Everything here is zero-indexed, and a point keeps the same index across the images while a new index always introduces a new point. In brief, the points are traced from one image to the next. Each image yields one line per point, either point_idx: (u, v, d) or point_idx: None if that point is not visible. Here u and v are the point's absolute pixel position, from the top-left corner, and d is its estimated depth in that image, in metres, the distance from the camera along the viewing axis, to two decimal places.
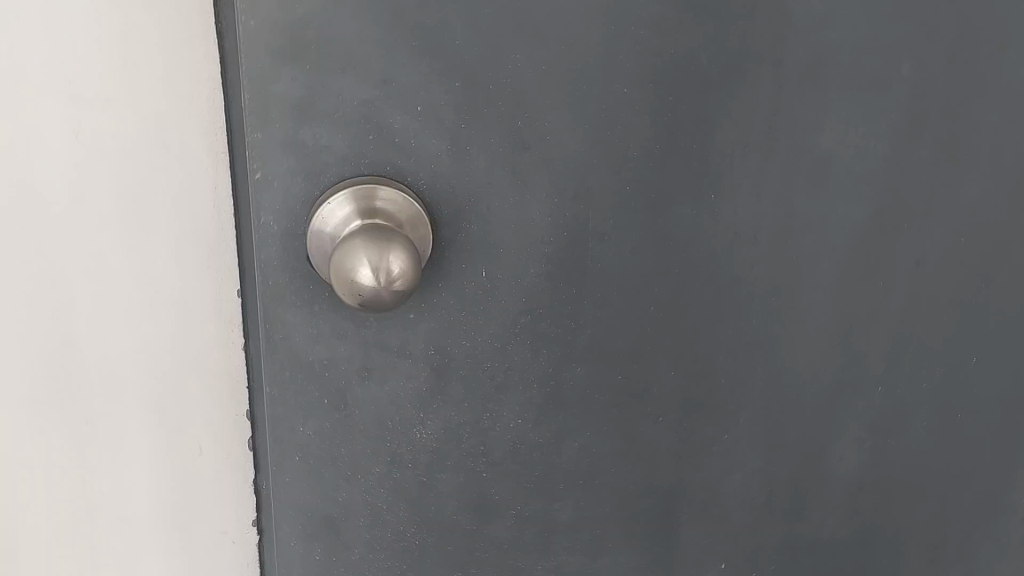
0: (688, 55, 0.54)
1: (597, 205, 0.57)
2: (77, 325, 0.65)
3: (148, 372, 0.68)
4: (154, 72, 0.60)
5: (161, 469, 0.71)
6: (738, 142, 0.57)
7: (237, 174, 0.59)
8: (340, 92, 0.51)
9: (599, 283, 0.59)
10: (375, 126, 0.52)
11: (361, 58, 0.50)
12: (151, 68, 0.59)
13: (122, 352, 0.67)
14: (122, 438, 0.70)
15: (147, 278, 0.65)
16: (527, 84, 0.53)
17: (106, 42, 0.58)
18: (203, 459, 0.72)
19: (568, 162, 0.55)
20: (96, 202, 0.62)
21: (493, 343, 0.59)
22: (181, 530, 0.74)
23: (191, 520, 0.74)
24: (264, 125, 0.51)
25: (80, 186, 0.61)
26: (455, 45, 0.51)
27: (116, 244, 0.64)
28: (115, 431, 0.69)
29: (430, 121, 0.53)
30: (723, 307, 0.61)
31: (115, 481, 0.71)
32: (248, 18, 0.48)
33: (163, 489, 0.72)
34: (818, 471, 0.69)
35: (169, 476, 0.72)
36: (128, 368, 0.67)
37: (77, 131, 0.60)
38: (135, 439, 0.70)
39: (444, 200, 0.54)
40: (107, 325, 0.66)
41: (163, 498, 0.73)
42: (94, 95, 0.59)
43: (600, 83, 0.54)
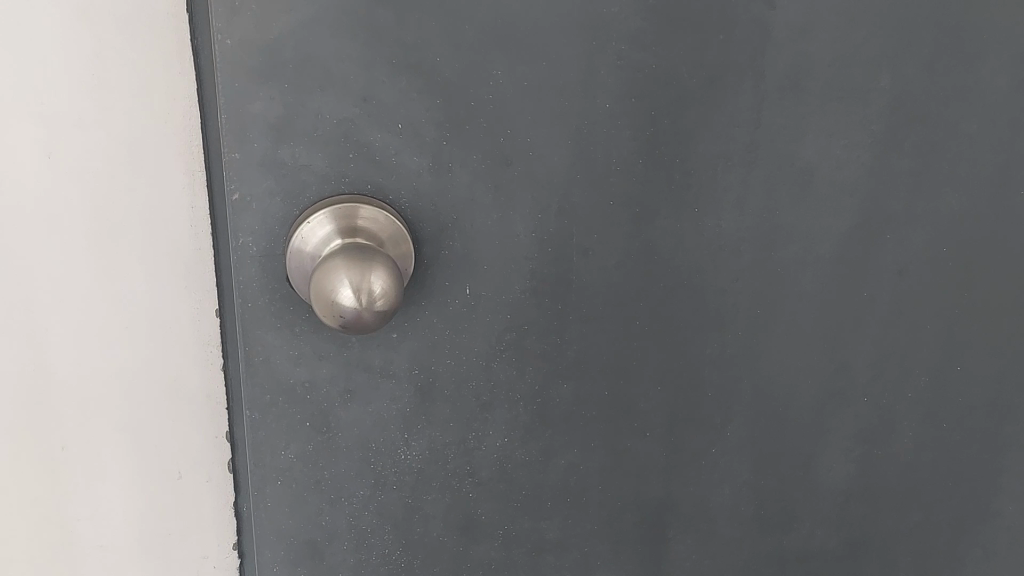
0: (669, 68, 0.54)
1: (581, 220, 0.56)
2: (48, 351, 0.64)
3: (124, 394, 0.66)
4: (125, 91, 0.59)
5: (139, 494, 0.70)
6: (721, 154, 0.57)
7: (214, 194, 0.58)
8: (319, 111, 0.50)
9: (584, 299, 0.58)
10: (354, 145, 0.51)
11: (341, 76, 0.50)
12: (121, 88, 0.59)
13: (97, 373, 0.65)
14: (98, 463, 0.68)
15: (122, 300, 0.64)
16: (508, 100, 0.52)
17: (74, 59, 0.57)
18: (181, 482, 0.70)
19: (551, 178, 0.55)
20: (70, 221, 0.61)
21: (478, 362, 0.58)
22: (157, 556, 0.72)
23: (168, 545, 0.72)
24: (242, 145, 0.50)
25: (53, 205, 0.60)
26: (434, 61, 0.51)
27: (89, 265, 0.62)
28: (90, 456, 0.68)
29: (410, 139, 0.52)
30: (708, 320, 0.61)
31: (91, 507, 0.69)
32: (223, 36, 0.47)
33: (140, 516, 0.71)
34: (805, 482, 0.68)
35: (146, 500, 0.70)
36: (104, 389, 0.66)
37: (47, 152, 0.59)
38: (112, 464, 0.68)
39: (425, 218, 0.54)
40: (81, 346, 0.64)
41: (139, 525, 0.71)
42: (67, 113, 0.58)
43: (581, 97, 0.53)
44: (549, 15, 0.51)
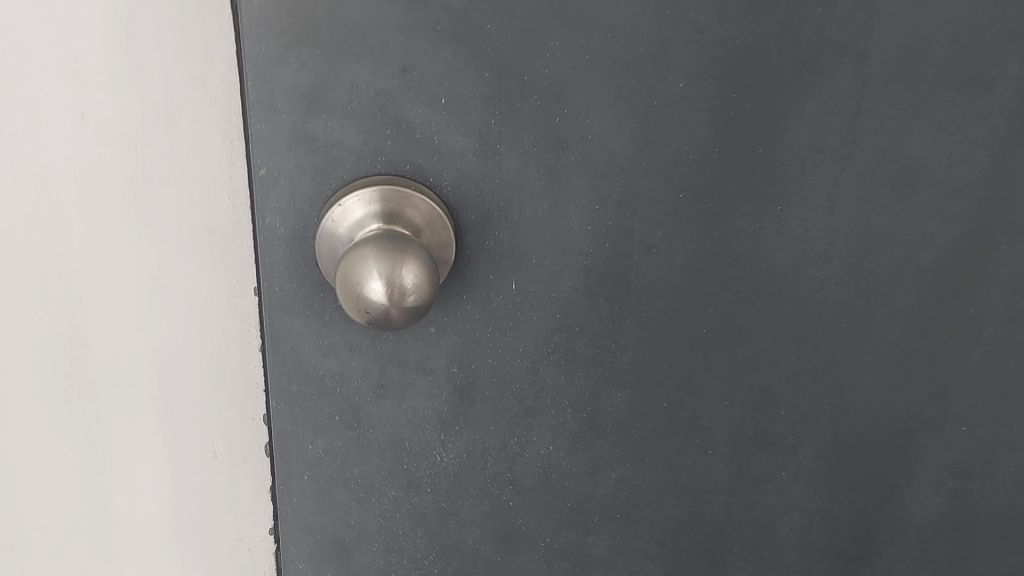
0: (757, 45, 0.47)
1: (645, 213, 0.50)
2: None
3: None
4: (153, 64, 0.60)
5: None
6: (811, 147, 0.50)
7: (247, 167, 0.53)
8: (354, 82, 0.45)
9: (643, 301, 0.52)
10: (393, 120, 0.46)
11: (379, 43, 0.44)
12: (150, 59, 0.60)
13: None
14: None
15: None
16: (566, 76, 0.46)
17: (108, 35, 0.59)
18: None
19: (612, 166, 0.49)
20: None
21: (523, 363, 0.53)
22: None
23: None
24: (269, 116, 0.45)
25: None
26: (485, 29, 0.45)
27: None
28: None
29: (456, 116, 0.46)
30: (785, 331, 0.54)
31: None
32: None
33: None
34: (887, 513, 0.62)
35: None
36: None
37: None
38: None
39: (469, 204, 0.49)
40: None
41: None
42: None
43: (651, 75, 0.47)
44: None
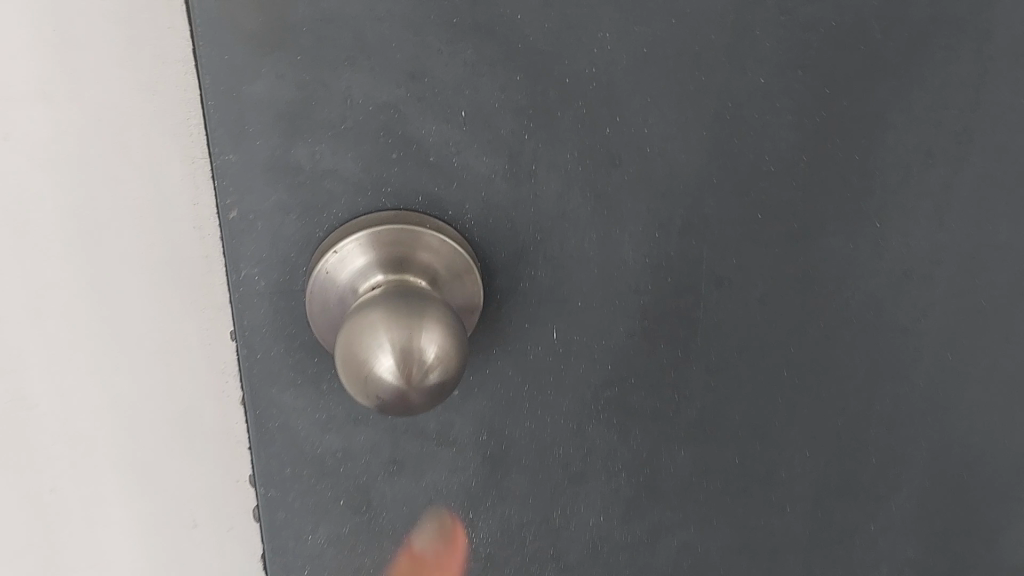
0: (857, 26, 0.37)
1: (715, 238, 0.40)
2: None
3: None
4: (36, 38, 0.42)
5: None
6: (918, 149, 0.40)
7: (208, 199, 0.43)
8: (348, 94, 0.34)
9: (712, 343, 0.43)
10: (399, 141, 0.36)
11: (380, 44, 0.34)
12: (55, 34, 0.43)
13: None
14: None
15: None
16: (619, 76, 0.36)
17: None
18: None
19: (675, 184, 0.39)
20: None
21: (567, 425, 0.43)
22: None
23: None
24: (239, 144, 0.34)
25: None
26: (514, 19, 0.34)
27: None
28: None
29: (480, 133, 0.36)
30: (879, 367, 0.45)
31: None
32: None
33: None
34: (985, 559, 0.53)
35: None
36: None
37: None
38: None
39: (497, 239, 0.39)
40: None
41: None
42: None
43: (726, 70, 0.37)
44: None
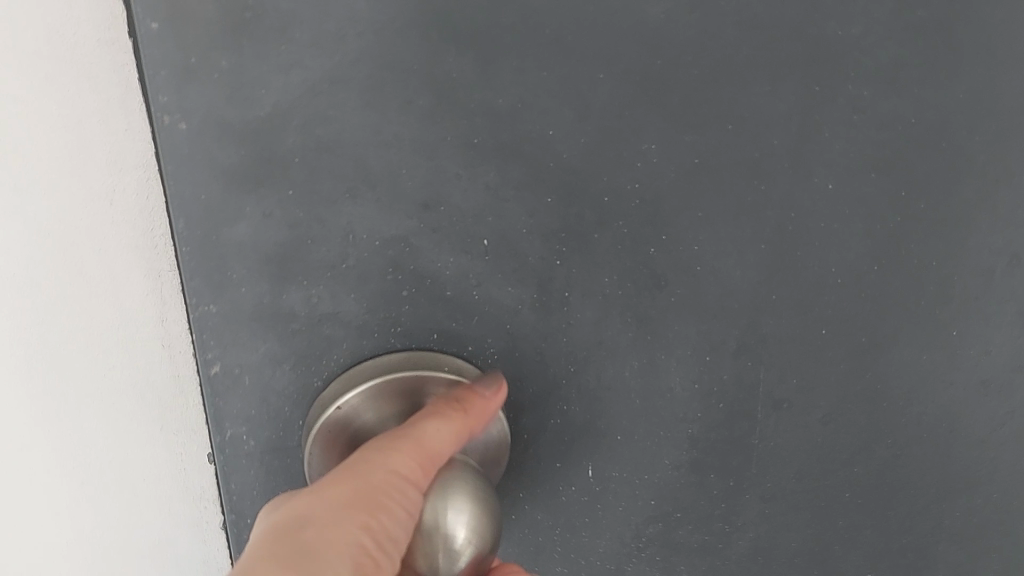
0: (937, 120, 0.32)
1: (774, 358, 0.35)
2: None
3: None
4: None
5: None
6: (1003, 250, 0.34)
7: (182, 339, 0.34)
8: (348, 229, 0.29)
9: (767, 469, 0.38)
10: (410, 276, 0.30)
11: (385, 171, 0.28)
12: None
13: None
14: None
15: None
16: (666, 189, 0.31)
17: None
18: None
19: (729, 303, 0.33)
20: None
21: (604, 566, 0.39)
22: None
23: None
24: (219, 292, 0.29)
25: None
26: (543, 134, 0.29)
27: None
28: None
29: (504, 262, 0.31)
30: (951, 482, 0.40)
31: None
32: (173, 116, 0.26)
33: None
34: None
35: None
36: None
37: None
38: None
39: (524, 375, 0.33)
40: None
41: None
42: None
43: (789, 177, 0.31)
44: (743, 44, 0.29)
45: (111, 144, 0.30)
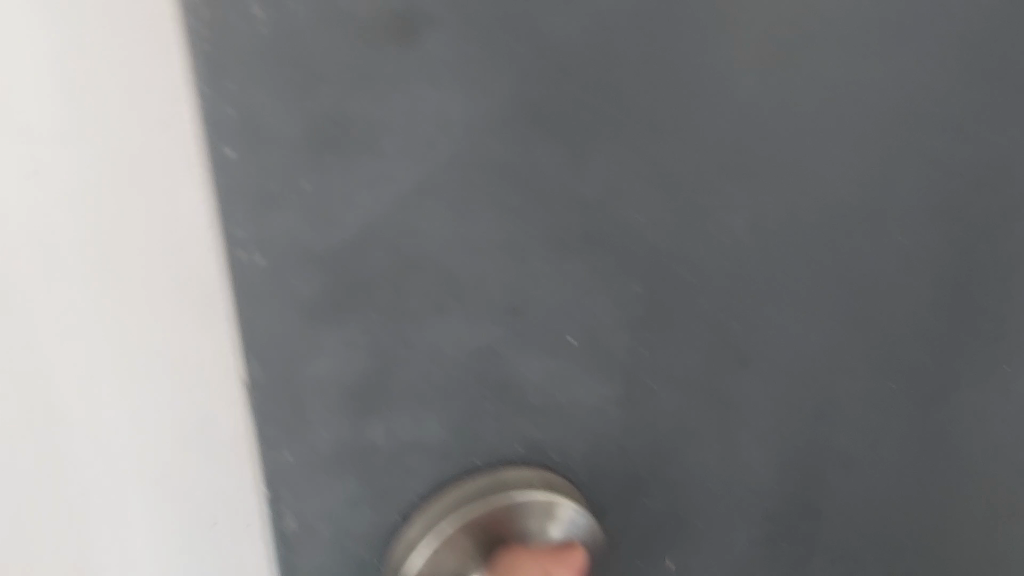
0: (1002, 166, 0.31)
1: (845, 419, 0.34)
2: None
3: None
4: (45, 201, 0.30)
5: None
6: None
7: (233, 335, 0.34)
8: (434, 345, 0.26)
9: (834, 529, 0.36)
10: (496, 389, 0.27)
11: (472, 280, 0.25)
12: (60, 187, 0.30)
13: None
14: None
15: None
16: (751, 262, 0.29)
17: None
18: None
19: (806, 368, 0.32)
20: None
21: None
22: None
23: None
24: (295, 437, 0.25)
25: None
26: (632, 221, 0.27)
27: None
28: None
29: (591, 359, 0.28)
30: (999, 513, 0.39)
31: None
32: (250, 250, 0.22)
33: None
34: None
35: None
36: None
37: None
38: None
39: (607, 475, 0.30)
40: None
41: None
42: None
43: (862, 235, 0.30)
44: (829, 109, 0.27)
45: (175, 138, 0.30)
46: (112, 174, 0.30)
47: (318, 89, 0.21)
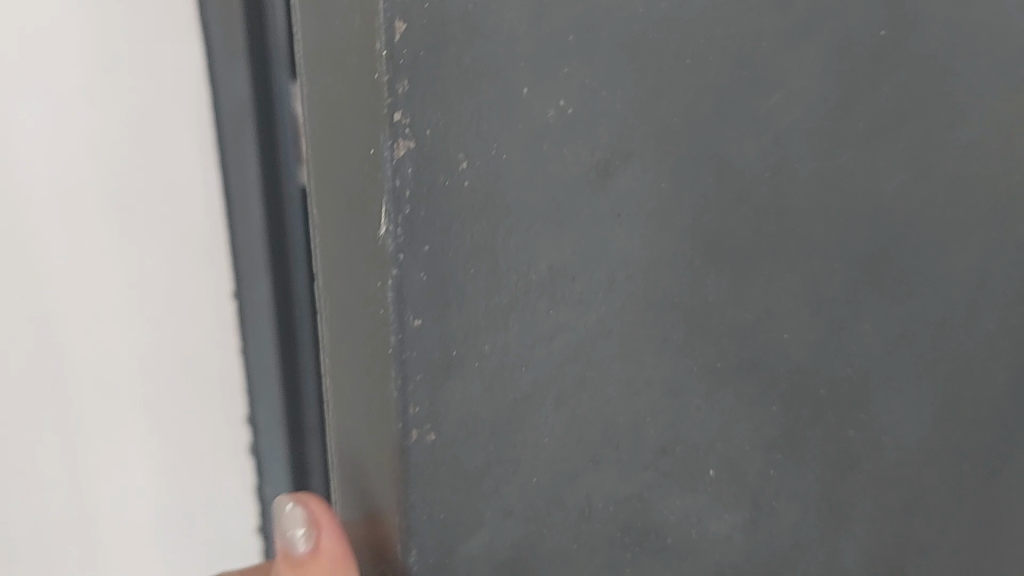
0: None
1: (947, 533, 0.31)
2: None
3: None
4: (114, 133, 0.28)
5: None
6: None
7: (246, 366, 0.34)
8: (587, 500, 0.22)
9: None
10: (639, 533, 0.24)
11: (627, 424, 0.22)
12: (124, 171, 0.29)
13: None
14: None
15: None
16: (872, 367, 0.27)
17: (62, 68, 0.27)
18: None
19: (914, 480, 0.29)
20: None
21: None
22: None
23: None
24: None
25: None
26: (763, 322, 0.24)
27: None
28: None
29: (726, 487, 0.25)
30: None
31: None
32: (424, 427, 0.19)
33: None
34: None
35: None
36: None
37: None
38: None
39: None
40: None
41: None
42: None
43: (965, 329, 0.29)
44: (946, 200, 0.26)
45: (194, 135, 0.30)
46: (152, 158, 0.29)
47: (505, 189, 0.18)
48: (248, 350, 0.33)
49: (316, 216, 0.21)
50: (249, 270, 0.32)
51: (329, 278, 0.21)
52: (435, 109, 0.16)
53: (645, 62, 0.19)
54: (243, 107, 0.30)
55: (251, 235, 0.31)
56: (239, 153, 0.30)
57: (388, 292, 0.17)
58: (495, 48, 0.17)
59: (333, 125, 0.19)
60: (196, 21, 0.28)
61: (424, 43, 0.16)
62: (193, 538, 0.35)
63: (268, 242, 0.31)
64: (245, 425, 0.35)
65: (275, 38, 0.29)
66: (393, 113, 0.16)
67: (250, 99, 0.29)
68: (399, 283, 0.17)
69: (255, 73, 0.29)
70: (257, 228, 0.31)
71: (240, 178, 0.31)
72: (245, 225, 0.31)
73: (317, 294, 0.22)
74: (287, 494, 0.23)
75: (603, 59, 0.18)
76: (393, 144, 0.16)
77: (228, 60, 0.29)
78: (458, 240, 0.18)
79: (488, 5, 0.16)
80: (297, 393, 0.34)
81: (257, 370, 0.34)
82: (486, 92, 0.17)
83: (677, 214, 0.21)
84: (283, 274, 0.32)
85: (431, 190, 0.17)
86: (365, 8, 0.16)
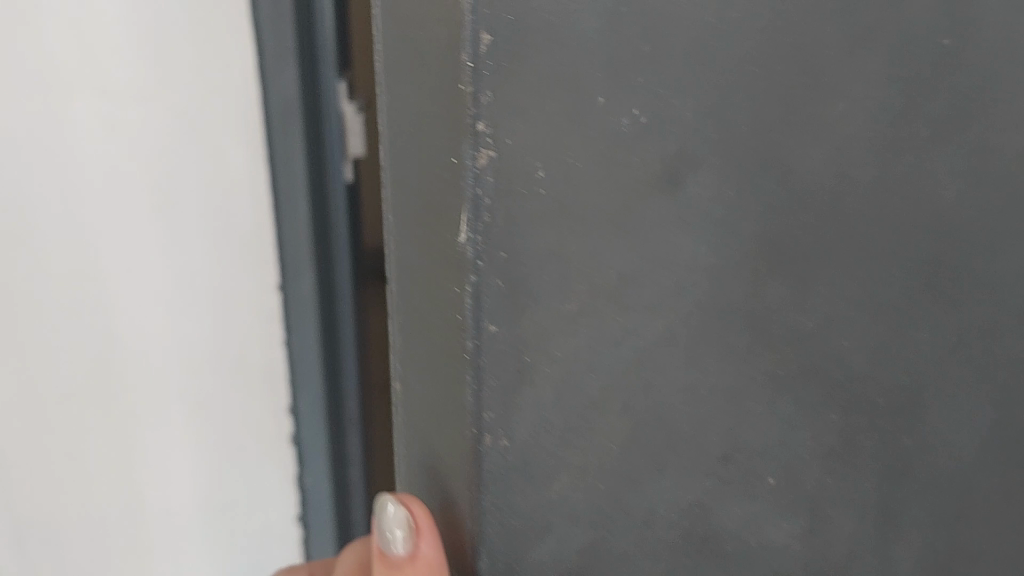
0: None
1: (1007, 545, 0.31)
2: None
3: None
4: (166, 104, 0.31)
5: None
6: None
7: (287, 335, 0.38)
8: (654, 507, 0.23)
9: None
10: (701, 540, 0.25)
11: (694, 435, 0.23)
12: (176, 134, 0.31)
13: None
14: None
15: None
16: (932, 377, 0.27)
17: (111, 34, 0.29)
18: None
19: (974, 491, 0.29)
20: None
21: None
22: None
23: None
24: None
25: None
26: (822, 330, 0.24)
27: None
28: None
29: (783, 496, 0.25)
30: None
31: None
32: (499, 432, 0.20)
33: None
34: None
35: None
36: None
37: None
38: None
39: None
40: None
41: None
42: None
43: None
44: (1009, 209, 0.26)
45: (239, 109, 0.33)
46: (202, 127, 0.32)
47: (581, 198, 0.19)
48: (287, 320, 0.38)
49: (393, 222, 0.22)
50: (293, 252, 0.36)
51: (409, 292, 0.22)
52: (515, 122, 0.18)
53: (719, 73, 0.19)
54: (291, 104, 0.33)
55: (295, 218, 0.35)
56: (286, 147, 0.34)
57: (467, 297, 0.19)
58: (565, 54, 0.17)
59: (415, 137, 0.20)
60: (246, 17, 0.32)
61: (502, 52, 0.17)
62: (238, 480, 0.39)
63: (313, 226, 0.36)
64: (284, 387, 0.39)
65: (322, 36, 0.33)
66: (478, 121, 0.17)
67: (297, 98, 0.33)
68: (480, 290, 0.19)
69: (301, 70, 0.33)
70: (302, 214, 0.35)
71: (286, 166, 0.34)
72: (291, 209, 0.35)
73: (391, 293, 0.24)
74: (387, 496, 0.24)
75: (679, 68, 0.18)
76: (475, 151, 0.18)
77: (278, 58, 0.33)
78: (538, 248, 0.19)
79: (565, 14, 0.17)
80: (333, 352, 0.38)
81: (299, 334, 0.38)
82: (560, 102, 0.18)
83: (738, 223, 0.21)
84: (326, 251, 0.37)
85: (514, 200, 0.18)
86: (454, 23, 0.17)
